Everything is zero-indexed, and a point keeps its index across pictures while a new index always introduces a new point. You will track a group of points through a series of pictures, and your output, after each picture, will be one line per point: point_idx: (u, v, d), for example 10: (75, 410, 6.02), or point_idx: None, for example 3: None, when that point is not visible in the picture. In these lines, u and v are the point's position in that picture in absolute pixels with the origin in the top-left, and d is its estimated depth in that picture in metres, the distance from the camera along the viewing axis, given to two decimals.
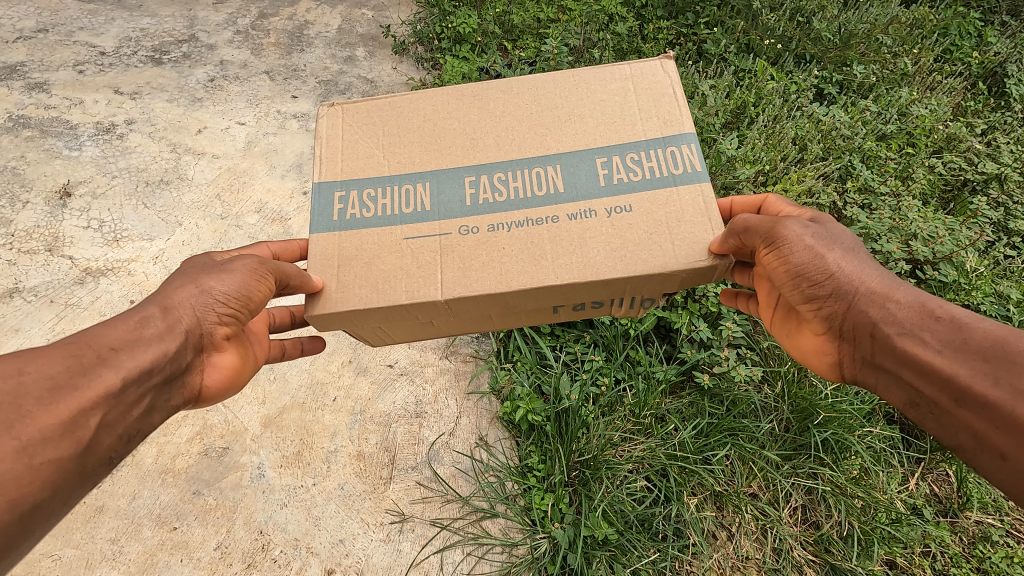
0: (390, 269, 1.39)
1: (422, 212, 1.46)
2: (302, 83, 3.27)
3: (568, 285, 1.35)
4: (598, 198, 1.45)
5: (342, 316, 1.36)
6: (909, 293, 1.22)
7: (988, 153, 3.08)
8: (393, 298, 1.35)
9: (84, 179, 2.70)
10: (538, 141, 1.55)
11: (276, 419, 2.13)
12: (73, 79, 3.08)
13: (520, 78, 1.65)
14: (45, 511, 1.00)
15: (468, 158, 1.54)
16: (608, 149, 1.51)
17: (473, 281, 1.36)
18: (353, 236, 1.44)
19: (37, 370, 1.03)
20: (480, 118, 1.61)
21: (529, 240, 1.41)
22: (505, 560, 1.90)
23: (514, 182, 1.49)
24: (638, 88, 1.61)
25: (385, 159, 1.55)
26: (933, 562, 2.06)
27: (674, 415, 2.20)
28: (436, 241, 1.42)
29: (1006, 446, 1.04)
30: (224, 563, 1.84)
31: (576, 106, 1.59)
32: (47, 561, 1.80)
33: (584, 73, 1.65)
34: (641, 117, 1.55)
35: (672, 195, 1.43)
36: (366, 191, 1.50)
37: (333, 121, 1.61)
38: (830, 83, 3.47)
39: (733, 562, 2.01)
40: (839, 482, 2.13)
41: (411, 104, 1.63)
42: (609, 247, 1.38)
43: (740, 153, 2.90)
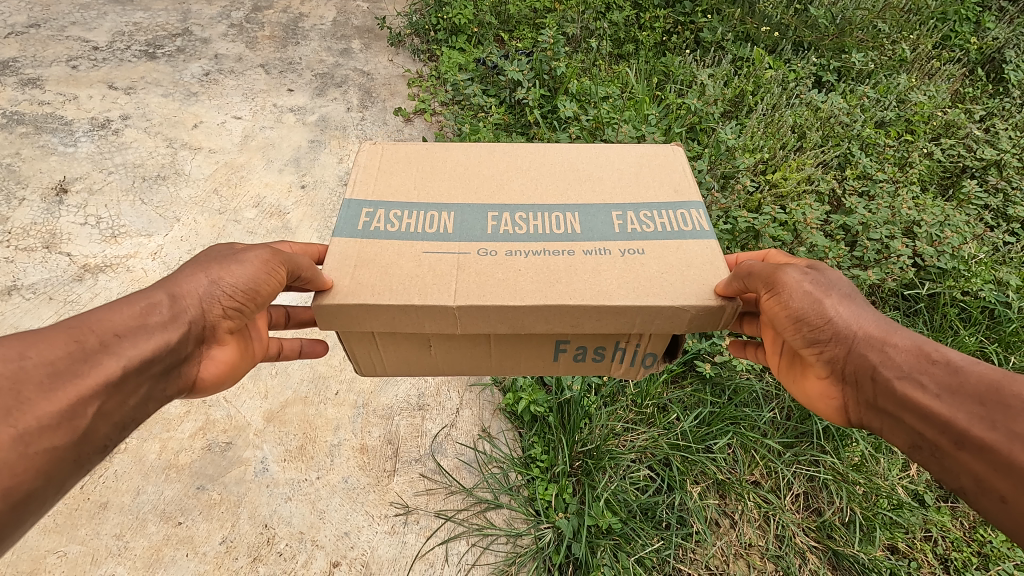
0: (404, 276, 1.36)
1: (444, 234, 1.46)
2: (299, 77, 3.25)
3: (580, 309, 1.32)
4: (614, 241, 1.45)
5: (348, 312, 1.32)
6: (906, 337, 1.19)
7: (987, 140, 3.08)
8: (402, 299, 1.31)
9: (81, 176, 2.68)
10: (559, 192, 1.58)
11: (279, 414, 2.13)
12: (66, 75, 3.05)
13: (549, 143, 1.73)
14: (39, 500, 0.97)
15: (492, 199, 1.55)
16: (626, 207, 1.54)
17: (487, 294, 1.33)
18: (375, 244, 1.42)
19: (40, 354, 1.01)
20: (507, 169, 1.65)
21: (544, 267, 1.39)
22: (510, 550, 1.91)
23: (535, 224, 1.49)
24: (655, 161, 1.68)
25: (415, 188, 1.57)
26: (935, 547, 2.08)
27: (676, 405, 2.21)
28: (454, 259, 1.40)
29: (1007, 489, 0.99)
30: (229, 557, 1.83)
31: (595, 171, 1.65)
32: (52, 557, 1.79)
33: (609, 147, 1.74)
34: (655, 184, 1.60)
35: (688, 245, 1.44)
36: (395, 211, 1.50)
37: (372, 152, 1.66)
38: (828, 71, 3.46)
39: (736, 549, 2.01)
40: (839, 470, 2.15)
41: (446, 151, 1.67)
42: (621, 280, 1.36)
43: (738, 142, 2.91)
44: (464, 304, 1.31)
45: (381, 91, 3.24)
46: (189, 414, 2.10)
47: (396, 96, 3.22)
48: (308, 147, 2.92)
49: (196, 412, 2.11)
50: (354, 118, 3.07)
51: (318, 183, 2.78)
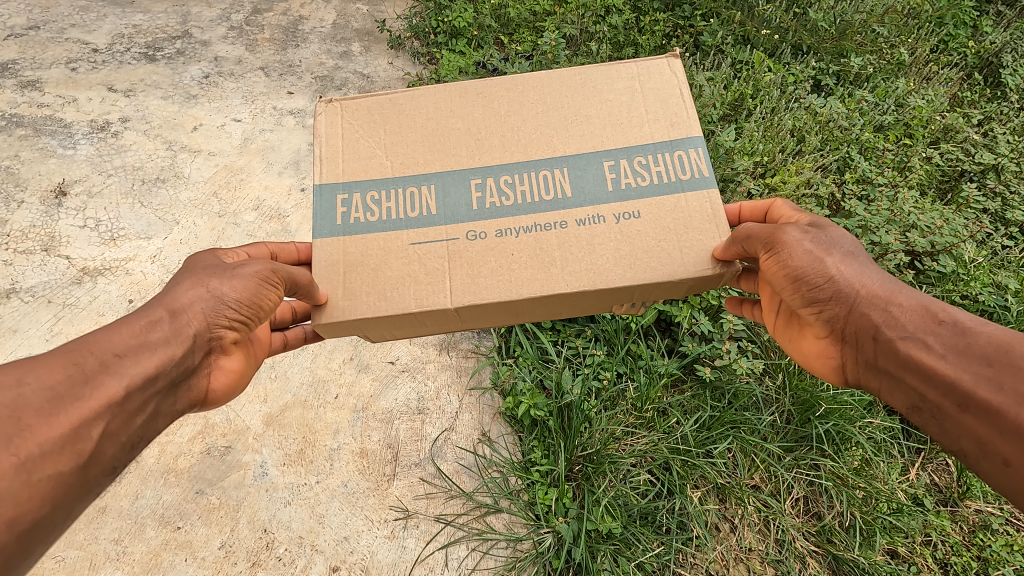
0: (398, 276, 1.42)
1: (427, 216, 1.49)
2: (298, 79, 3.25)
3: (579, 293, 1.39)
4: (606, 202, 1.49)
5: (350, 323, 1.40)
6: (911, 297, 1.20)
7: (985, 144, 3.09)
8: (401, 306, 1.38)
9: (79, 178, 2.68)
10: (546, 143, 1.57)
11: (278, 418, 2.12)
12: (66, 77, 3.05)
13: (524, 75, 1.67)
14: (47, 527, 0.98)
15: (476, 157, 1.56)
16: (614, 155, 1.54)
17: (481, 289, 1.40)
18: (357, 240, 1.46)
19: (37, 380, 1.01)
20: (483, 115, 1.62)
21: (537, 245, 1.44)
22: (510, 555, 1.91)
23: (525, 188, 1.52)
24: (645, 87, 1.64)
25: (388, 157, 1.56)
26: (934, 551, 2.08)
27: (676, 409, 2.21)
28: (443, 247, 1.45)
29: (1009, 450, 1.01)
30: (228, 562, 1.83)
31: (582, 108, 1.61)
32: (50, 562, 1.79)
33: (591, 71, 1.67)
34: (648, 118, 1.58)
35: (679, 203, 1.47)
36: (378, 192, 1.51)
37: (332, 117, 1.61)
38: (827, 74, 3.47)
39: (736, 553, 2.02)
40: (840, 474, 2.14)
41: (412, 102, 1.64)
42: (616, 255, 1.42)
43: (737, 145, 2.91)
44: (459, 303, 1.38)
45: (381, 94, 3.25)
46: (188, 418, 2.09)
47: None
48: (308, 150, 2.92)
49: (195, 416, 2.09)
50: None
51: (317, 186, 2.79)
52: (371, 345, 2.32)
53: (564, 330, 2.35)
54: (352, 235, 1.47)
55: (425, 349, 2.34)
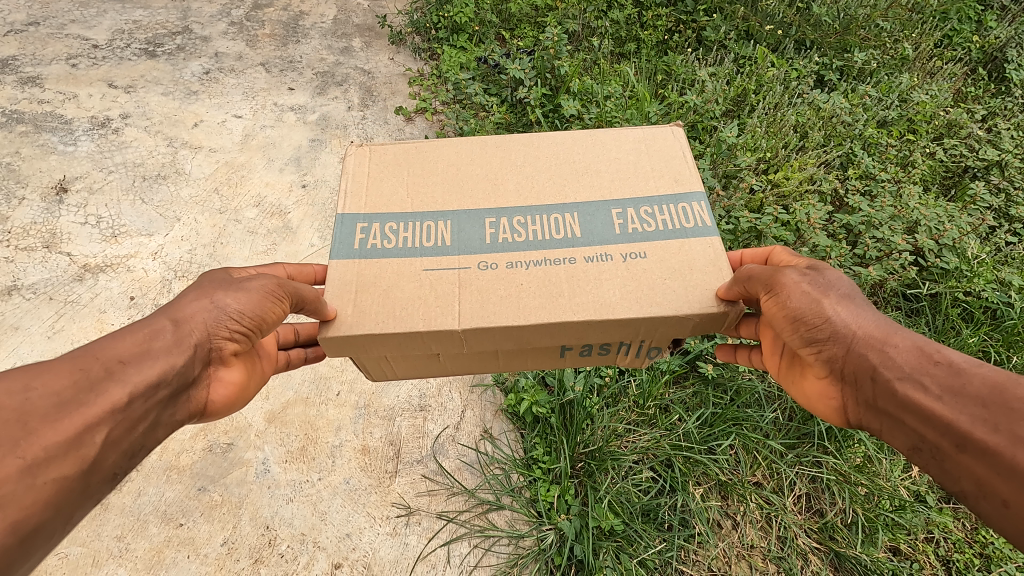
0: (408, 299, 1.36)
1: (442, 247, 1.45)
2: (299, 75, 3.24)
3: (585, 323, 1.33)
4: (614, 244, 1.46)
5: (356, 341, 1.32)
6: (908, 337, 1.18)
7: (989, 139, 3.08)
8: (410, 326, 1.31)
9: (80, 175, 2.67)
10: (557, 190, 1.57)
11: (280, 415, 2.12)
12: (66, 73, 3.04)
13: (541, 133, 1.71)
14: (48, 534, 0.94)
15: (490, 201, 1.54)
16: (622, 203, 1.54)
17: (491, 314, 1.33)
18: (373, 264, 1.42)
19: (44, 385, 1.00)
20: (502, 165, 1.63)
21: (545, 279, 1.39)
22: (512, 552, 1.91)
23: (535, 228, 1.49)
24: (651, 150, 1.66)
25: (410, 194, 1.55)
26: (936, 548, 2.08)
27: (678, 406, 2.21)
28: (456, 274, 1.40)
29: (1007, 493, 0.96)
30: (230, 559, 1.82)
31: (592, 162, 1.63)
32: (53, 559, 1.78)
33: (603, 133, 1.71)
34: (654, 174, 1.59)
35: (687, 245, 1.44)
36: (395, 224, 1.49)
37: (359, 158, 1.63)
38: (830, 70, 3.45)
39: (738, 550, 2.02)
40: (842, 470, 2.14)
41: (436, 150, 1.66)
42: (623, 290, 1.37)
43: (740, 141, 2.87)
44: (468, 326, 1.31)
45: (382, 90, 3.24)
46: None
47: (397, 95, 3.23)
48: (309, 146, 2.92)
49: None
50: (355, 117, 3.08)
51: (318, 182, 2.78)
52: None
53: None
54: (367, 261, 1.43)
55: None
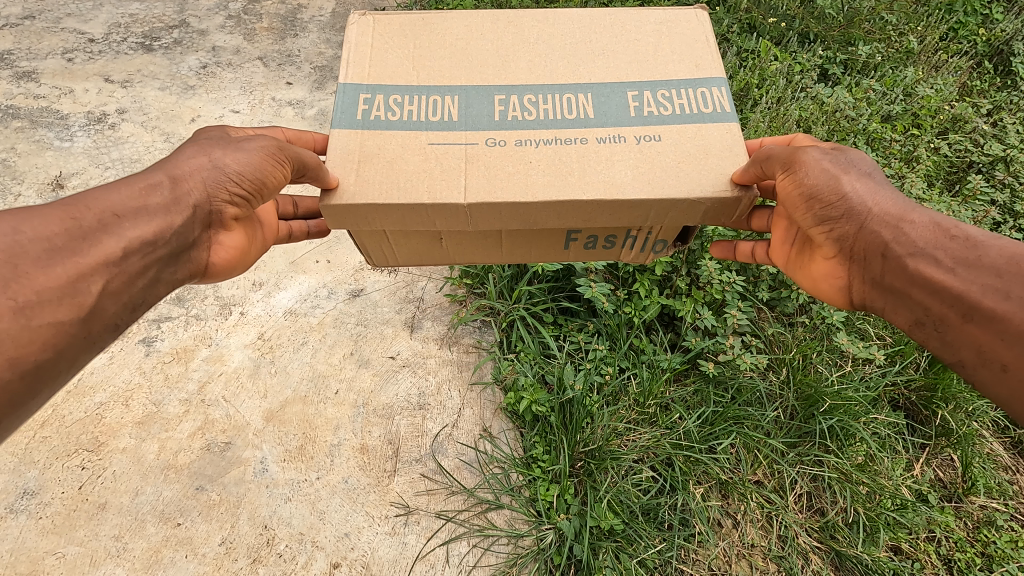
0: (413, 171, 1.35)
1: (448, 122, 1.44)
2: (297, 69, 3.21)
3: (594, 202, 1.33)
4: (628, 123, 1.44)
5: (359, 211, 1.33)
6: (921, 215, 1.26)
7: (994, 134, 3.06)
8: (413, 198, 1.31)
9: (77, 171, 2.64)
10: (571, 71, 1.54)
11: (279, 413, 2.10)
12: (62, 68, 3.01)
13: (555, 10, 1.66)
14: (51, 371, 1.05)
15: (503, 76, 1.52)
16: (641, 84, 1.50)
17: (497, 189, 1.33)
18: (376, 135, 1.40)
19: (34, 230, 1.06)
20: (512, 43, 1.60)
21: (554, 157, 1.39)
22: (511, 551, 1.90)
23: (549, 104, 1.47)
24: (672, 32, 1.61)
25: (417, 64, 1.52)
26: (938, 547, 2.07)
27: (679, 404, 2.20)
28: (462, 150, 1.39)
29: (1008, 357, 1.10)
30: (229, 558, 1.82)
31: (609, 45, 1.59)
32: (51, 558, 1.77)
33: (621, 14, 1.66)
34: (672, 59, 1.55)
35: (708, 126, 1.43)
36: (404, 92, 1.47)
37: (363, 28, 1.59)
38: (834, 63, 3.41)
39: (738, 549, 2.01)
40: (844, 470, 2.12)
41: (444, 23, 1.62)
42: (635, 168, 1.37)
43: (744, 136, 2.88)
44: (473, 200, 1.31)
45: None
46: (187, 414, 2.06)
47: None
48: None
49: (195, 411, 2.07)
50: None
51: None
52: (371, 341, 2.31)
53: (566, 324, 2.36)
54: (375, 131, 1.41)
55: (426, 344, 2.33)
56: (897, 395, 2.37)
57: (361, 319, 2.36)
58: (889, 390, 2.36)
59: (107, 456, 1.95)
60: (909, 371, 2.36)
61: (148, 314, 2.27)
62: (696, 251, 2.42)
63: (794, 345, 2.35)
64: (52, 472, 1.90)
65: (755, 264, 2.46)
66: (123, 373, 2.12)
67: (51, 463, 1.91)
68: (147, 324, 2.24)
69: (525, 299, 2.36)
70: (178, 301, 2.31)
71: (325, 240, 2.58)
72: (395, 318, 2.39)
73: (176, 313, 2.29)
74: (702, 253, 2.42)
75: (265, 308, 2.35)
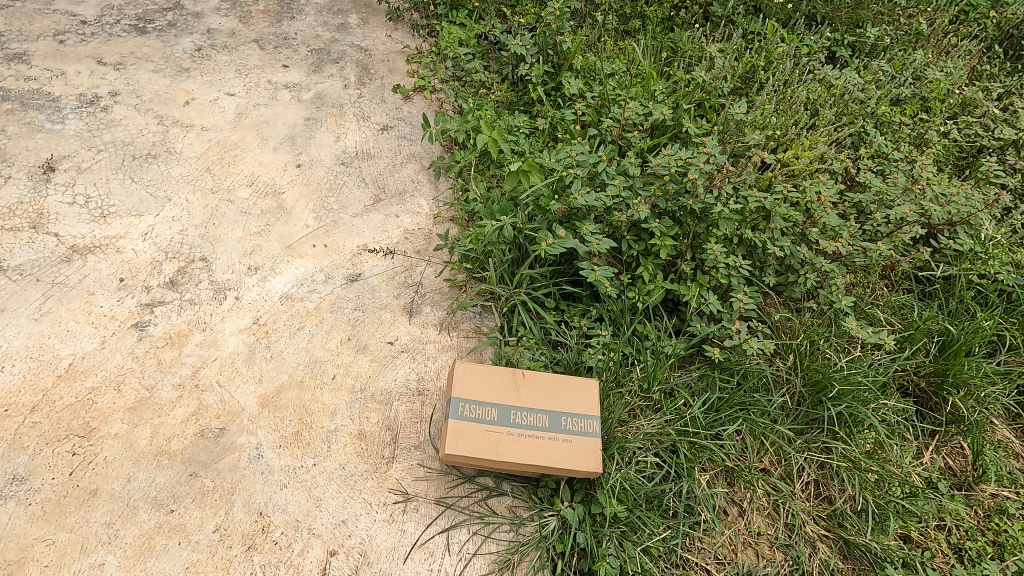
0: (481, 446, 1.79)
1: (499, 424, 1.83)
2: (294, 52, 3.15)
3: (547, 450, 1.82)
4: (566, 432, 1.86)
5: (463, 453, 1.78)
6: None
7: (1006, 118, 2.98)
8: (483, 457, 1.78)
9: (68, 153, 2.58)
10: (539, 411, 1.88)
11: (274, 399, 2.06)
12: (53, 50, 2.94)
13: (534, 369, 1.98)
14: None
15: (523, 396, 1.89)
16: (581, 410, 1.91)
17: (511, 456, 1.79)
18: (469, 430, 1.81)
19: None
20: (529, 378, 1.94)
21: (532, 453, 1.81)
22: (512, 539, 1.87)
23: (532, 422, 1.85)
24: (586, 400, 1.94)
25: (492, 378, 1.91)
26: (949, 536, 2.02)
27: (684, 390, 2.16)
28: (499, 442, 1.80)
29: None
30: (223, 546, 1.77)
31: (556, 405, 1.90)
32: (40, 546, 1.71)
33: (566, 377, 1.98)
34: (585, 410, 1.92)
35: (598, 443, 1.87)
36: (483, 400, 1.86)
37: (461, 376, 1.89)
38: (842, 46, 3.34)
39: (745, 537, 1.97)
40: (853, 457, 2.09)
41: (499, 371, 1.93)
42: (566, 459, 1.82)
43: (749, 118, 2.79)
44: (502, 459, 1.78)
45: (379, 67, 3.16)
46: (181, 399, 2.02)
47: (395, 73, 3.15)
48: (304, 125, 2.85)
49: (189, 397, 2.03)
50: (351, 96, 3.00)
51: (314, 162, 2.72)
52: (369, 325, 2.27)
53: (568, 310, 2.31)
54: (467, 425, 1.81)
55: (425, 329, 2.29)
56: (908, 380, 2.31)
57: (359, 304, 2.31)
58: (899, 375, 2.29)
59: (99, 442, 1.91)
60: (918, 357, 2.32)
61: (141, 298, 2.22)
62: (702, 234, 2.32)
63: (802, 330, 2.31)
64: (42, 458, 1.85)
65: (762, 249, 2.37)
66: (115, 357, 2.07)
67: (41, 449, 1.87)
68: (140, 309, 2.19)
69: (527, 284, 2.32)
70: (171, 286, 2.27)
71: (322, 224, 2.53)
72: (394, 303, 2.34)
73: (170, 297, 2.24)
74: (709, 236, 2.31)
75: (261, 293, 2.30)
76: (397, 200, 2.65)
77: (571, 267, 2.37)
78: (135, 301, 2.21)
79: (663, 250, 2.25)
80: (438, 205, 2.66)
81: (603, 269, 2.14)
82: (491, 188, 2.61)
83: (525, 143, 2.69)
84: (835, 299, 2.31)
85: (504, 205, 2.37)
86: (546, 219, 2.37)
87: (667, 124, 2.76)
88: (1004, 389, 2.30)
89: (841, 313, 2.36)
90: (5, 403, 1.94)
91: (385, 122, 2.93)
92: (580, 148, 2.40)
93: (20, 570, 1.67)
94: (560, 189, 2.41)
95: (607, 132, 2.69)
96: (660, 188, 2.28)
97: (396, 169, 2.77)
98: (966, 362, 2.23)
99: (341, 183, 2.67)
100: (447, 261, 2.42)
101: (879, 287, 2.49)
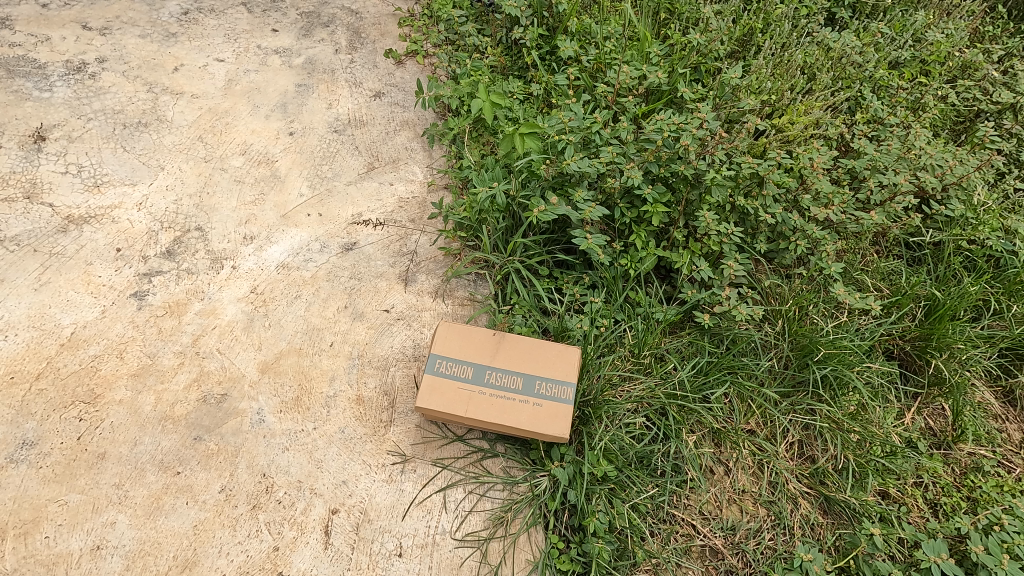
0: (451, 400, 1.89)
1: (472, 381, 1.91)
2: (282, 16, 3.09)
3: (516, 412, 1.88)
4: (537, 396, 1.91)
5: (434, 407, 1.88)
6: None
7: (1004, 82, 2.97)
8: (451, 410, 1.88)
9: (59, 122, 2.56)
10: (513, 374, 1.93)
11: (274, 364, 2.11)
12: (37, 14, 2.88)
13: (516, 333, 2.02)
14: None
15: (502, 358, 1.96)
16: (556, 376, 1.94)
17: (479, 413, 1.88)
18: (443, 385, 1.90)
19: None
20: (508, 343, 1.99)
21: (499, 412, 1.88)
22: (506, 497, 1.95)
23: (506, 383, 1.92)
24: (564, 366, 1.96)
25: (474, 341, 1.97)
26: (925, 493, 2.10)
27: (674, 355, 2.22)
28: (469, 397, 1.89)
29: None
30: (229, 505, 1.84)
31: (531, 369, 1.95)
32: (53, 506, 1.79)
33: (547, 343, 2.01)
34: (560, 376, 1.95)
35: (568, 409, 1.90)
36: (461, 357, 1.94)
37: (444, 336, 1.97)
38: (843, 7, 3.28)
39: (730, 494, 2.06)
40: (836, 418, 2.16)
41: (480, 332, 1.99)
42: (532, 420, 1.88)
43: (744, 83, 2.76)
44: (470, 413, 1.87)
45: (370, 31, 3.10)
46: (183, 365, 2.07)
47: (386, 36, 3.10)
48: (295, 92, 2.81)
49: (190, 363, 2.08)
50: (342, 61, 2.96)
51: (307, 130, 2.70)
52: (365, 294, 2.30)
53: (562, 277, 2.35)
54: (441, 382, 1.91)
55: (420, 297, 2.32)
56: (894, 345, 2.37)
57: (355, 273, 2.34)
58: (885, 340, 2.36)
59: (104, 408, 1.96)
60: (904, 322, 2.37)
61: (138, 268, 2.24)
62: (694, 201, 2.34)
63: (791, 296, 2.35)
64: (51, 423, 1.91)
65: (754, 216, 2.39)
66: (116, 326, 2.11)
67: (48, 415, 1.93)
68: (138, 278, 2.22)
69: (521, 251, 2.36)
70: (168, 255, 2.29)
71: (317, 192, 2.53)
72: (389, 271, 2.37)
73: (166, 267, 2.26)
74: (702, 202, 2.33)
75: (258, 262, 2.32)
76: (391, 168, 2.65)
77: (565, 235, 2.41)
78: (133, 271, 2.23)
79: (656, 217, 2.25)
80: (433, 173, 2.66)
81: (595, 238, 2.16)
82: (485, 155, 2.61)
83: (520, 109, 2.66)
84: (825, 266, 2.33)
85: (497, 172, 2.37)
86: (539, 185, 2.37)
87: (663, 88, 2.74)
88: (986, 352, 2.35)
89: (830, 279, 2.39)
90: (10, 371, 1.98)
91: (377, 88, 2.89)
92: (572, 113, 2.39)
93: (36, 528, 1.75)
94: (554, 155, 2.40)
95: (601, 97, 2.66)
96: (654, 153, 2.27)
97: (390, 136, 2.75)
98: (951, 327, 2.28)
99: (334, 151, 2.66)
100: (442, 229, 2.43)
101: (869, 253, 2.54)
